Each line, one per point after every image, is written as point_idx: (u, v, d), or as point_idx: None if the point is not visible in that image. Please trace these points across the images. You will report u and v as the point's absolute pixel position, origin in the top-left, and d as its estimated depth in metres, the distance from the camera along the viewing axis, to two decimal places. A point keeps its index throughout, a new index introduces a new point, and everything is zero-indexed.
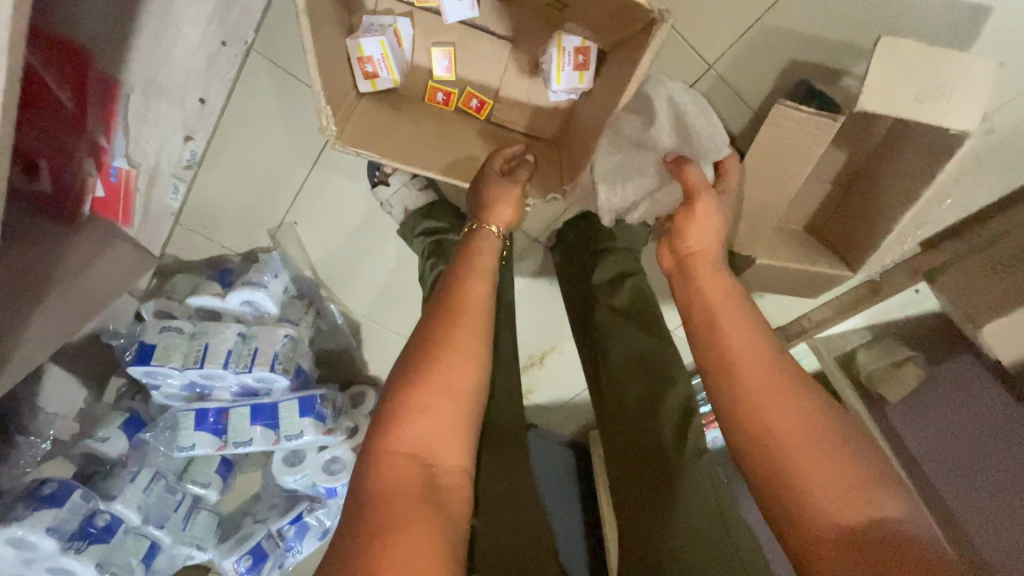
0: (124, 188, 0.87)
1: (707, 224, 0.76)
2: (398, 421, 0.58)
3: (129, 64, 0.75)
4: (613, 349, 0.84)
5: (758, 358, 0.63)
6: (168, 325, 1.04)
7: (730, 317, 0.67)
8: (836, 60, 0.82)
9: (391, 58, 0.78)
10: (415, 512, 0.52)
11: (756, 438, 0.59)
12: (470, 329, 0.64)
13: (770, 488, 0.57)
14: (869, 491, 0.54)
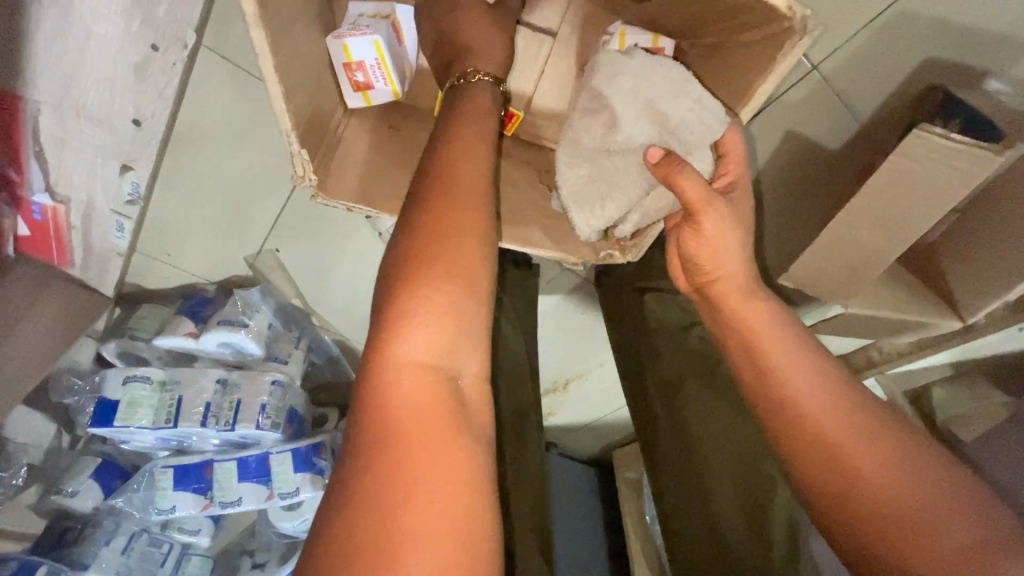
0: (53, 226, 0.68)
1: (729, 232, 0.58)
2: (398, 317, 0.40)
3: (33, 76, 0.54)
4: (693, 424, 0.67)
5: (819, 387, 0.54)
6: (132, 375, 0.87)
7: (780, 339, 0.57)
8: (985, 63, 0.60)
9: (389, 64, 0.57)
10: (434, 439, 0.37)
11: (838, 481, 0.50)
12: (472, 190, 0.44)
13: (852, 542, 0.49)
14: (991, 551, 0.43)
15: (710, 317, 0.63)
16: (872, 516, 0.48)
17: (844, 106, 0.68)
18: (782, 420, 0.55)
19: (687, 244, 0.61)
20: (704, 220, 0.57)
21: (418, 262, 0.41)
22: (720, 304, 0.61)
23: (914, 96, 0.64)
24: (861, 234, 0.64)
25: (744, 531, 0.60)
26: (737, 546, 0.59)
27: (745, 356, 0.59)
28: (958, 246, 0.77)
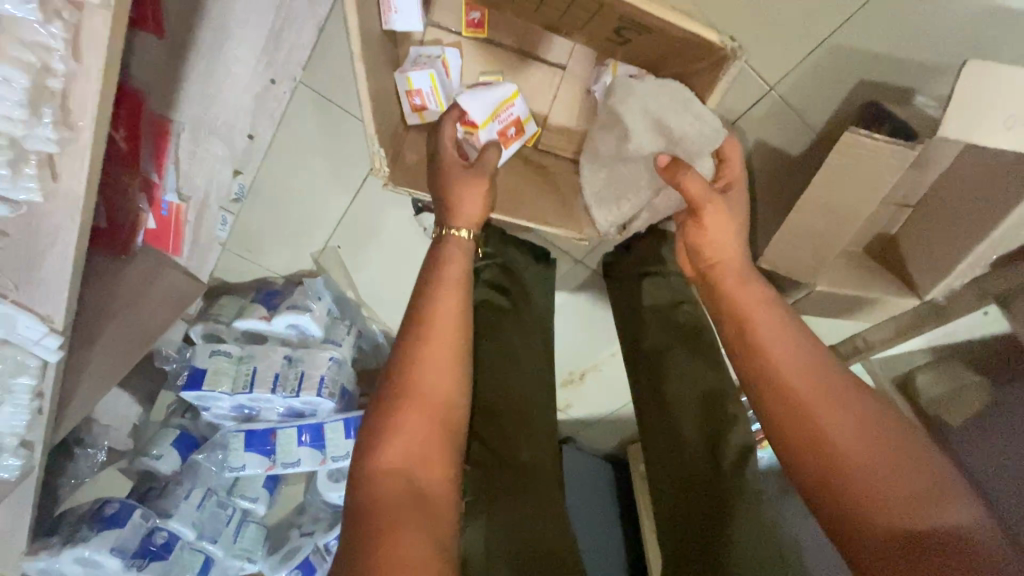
0: (174, 220, 0.89)
1: (726, 225, 0.72)
2: (380, 439, 0.60)
3: (181, 105, 0.76)
4: (669, 381, 0.81)
5: (802, 361, 0.62)
6: (217, 349, 1.06)
7: (768, 318, 0.66)
8: (910, 80, 0.75)
9: (440, 91, 0.76)
10: (405, 512, 0.54)
11: (808, 444, 0.58)
12: (452, 309, 0.70)
13: (817, 493, 0.57)
14: (928, 499, 0.52)
15: (710, 294, 0.73)
16: (836, 471, 0.56)
17: (801, 119, 0.83)
18: (767, 391, 0.62)
19: (692, 236, 0.74)
20: (704, 216, 0.72)
21: (415, 354, 0.66)
22: (716, 286, 0.72)
23: (856, 109, 0.79)
24: (817, 220, 0.79)
25: (699, 454, 0.73)
26: (699, 466, 0.72)
27: (737, 330, 0.68)
28: (914, 235, 0.89)
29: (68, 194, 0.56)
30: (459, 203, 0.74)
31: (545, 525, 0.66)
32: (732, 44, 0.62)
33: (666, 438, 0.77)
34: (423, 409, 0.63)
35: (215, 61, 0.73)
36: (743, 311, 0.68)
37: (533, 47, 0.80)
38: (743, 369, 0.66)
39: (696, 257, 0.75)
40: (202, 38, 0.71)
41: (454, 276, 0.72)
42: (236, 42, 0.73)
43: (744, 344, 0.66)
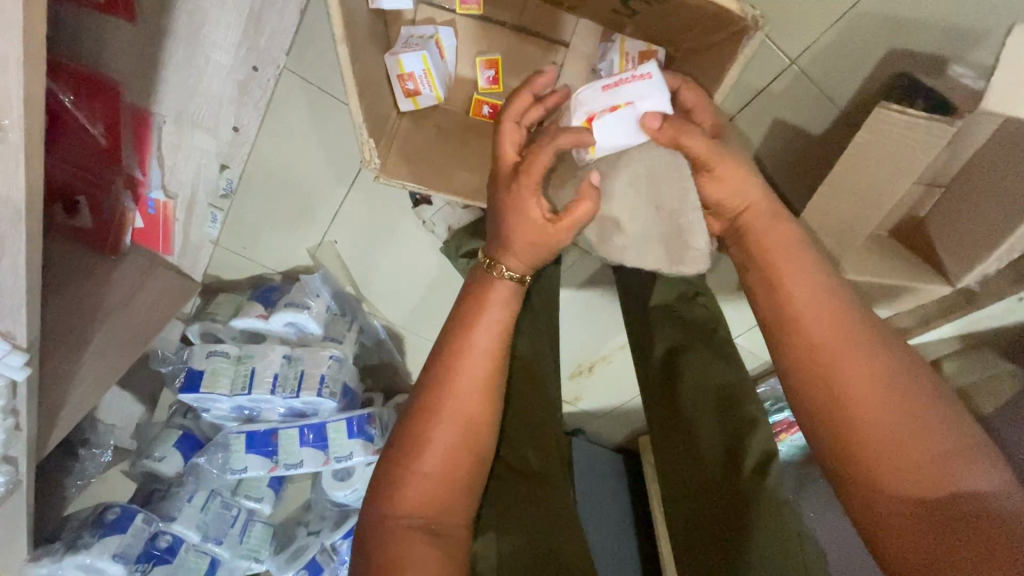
0: (162, 218, 0.85)
1: (740, 171, 0.63)
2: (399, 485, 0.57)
3: (159, 96, 0.71)
4: (684, 376, 0.77)
5: (823, 304, 0.55)
6: (215, 350, 1.03)
7: (794, 264, 0.58)
8: (944, 48, 0.69)
9: (434, 73, 0.71)
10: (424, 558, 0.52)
11: (804, 360, 0.54)
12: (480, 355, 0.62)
13: (827, 449, 0.52)
14: (954, 460, 0.46)
15: (741, 245, 0.63)
16: (850, 426, 0.50)
17: (824, 95, 0.77)
18: (780, 337, 0.56)
19: (704, 189, 0.64)
20: (717, 164, 0.62)
21: (437, 403, 0.60)
22: (745, 236, 0.63)
23: (883, 82, 0.73)
24: (843, 203, 0.73)
25: (719, 454, 0.68)
26: (714, 471, 0.67)
27: (764, 286, 0.59)
28: (944, 218, 0.84)
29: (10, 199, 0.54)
30: (510, 246, 0.63)
31: (549, 533, 0.63)
32: (755, 11, 0.55)
33: (680, 441, 0.73)
34: (444, 462, 0.58)
35: (196, 47, 0.67)
36: (770, 264, 0.59)
37: (533, 24, 0.74)
38: (760, 316, 0.59)
39: (721, 213, 0.65)
40: (177, 22, 0.65)
41: (494, 304, 0.64)
42: (211, 24, 0.65)
43: (769, 299, 0.58)
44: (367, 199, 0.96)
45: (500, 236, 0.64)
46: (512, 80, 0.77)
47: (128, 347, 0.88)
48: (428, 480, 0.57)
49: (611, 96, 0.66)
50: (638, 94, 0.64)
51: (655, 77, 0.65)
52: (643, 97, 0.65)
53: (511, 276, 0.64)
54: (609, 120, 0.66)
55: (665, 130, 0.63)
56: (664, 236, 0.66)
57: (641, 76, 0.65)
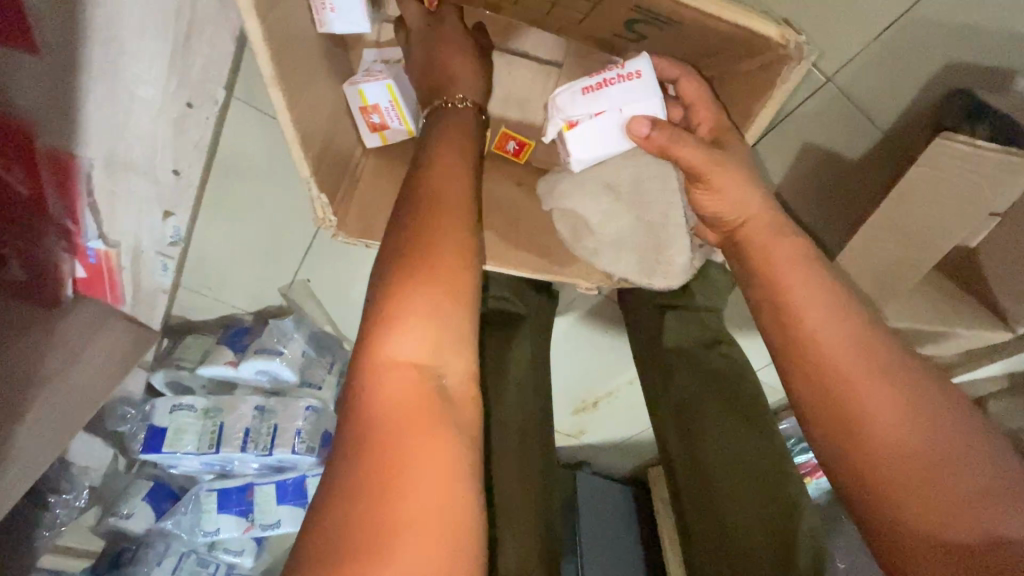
0: (105, 268, 0.75)
1: (743, 179, 0.53)
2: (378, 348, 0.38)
3: (83, 140, 0.60)
4: (713, 444, 0.65)
5: (837, 319, 0.47)
6: (179, 403, 0.93)
7: (804, 271, 0.49)
8: (1009, 62, 0.58)
9: (404, 106, 0.59)
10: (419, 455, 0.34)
11: (805, 356, 0.47)
12: (418, 362, 0.38)
13: (842, 482, 0.45)
14: (996, 503, 0.39)
15: (740, 268, 0.54)
16: (869, 458, 0.43)
17: (863, 117, 0.66)
18: (786, 352, 0.49)
19: (704, 203, 0.55)
20: (712, 175, 0.53)
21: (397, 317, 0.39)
22: (743, 249, 0.53)
23: (932, 102, 0.62)
24: (889, 245, 0.62)
25: (762, 538, 0.59)
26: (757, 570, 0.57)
27: (770, 306, 0.50)
28: (1001, 252, 0.72)
29: None
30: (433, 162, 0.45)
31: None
32: (794, 36, 0.46)
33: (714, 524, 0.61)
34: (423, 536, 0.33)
35: (116, 87, 0.57)
36: (775, 278, 0.50)
37: (519, 41, 0.63)
38: (764, 330, 0.51)
39: (717, 227, 0.56)
40: (92, 57, 0.54)
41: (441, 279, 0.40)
42: (132, 55, 0.56)
43: (775, 329, 0.49)
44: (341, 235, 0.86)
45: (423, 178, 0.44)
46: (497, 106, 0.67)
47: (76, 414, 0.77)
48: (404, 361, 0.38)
49: (592, 100, 0.57)
50: (626, 100, 0.56)
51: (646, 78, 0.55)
52: (633, 101, 0.56)
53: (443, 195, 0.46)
54: (590, 127, 0.58)
55: (656, 136, 0.54)
56: (640, 245, 0.60)
57: (628, 76, 0.55)
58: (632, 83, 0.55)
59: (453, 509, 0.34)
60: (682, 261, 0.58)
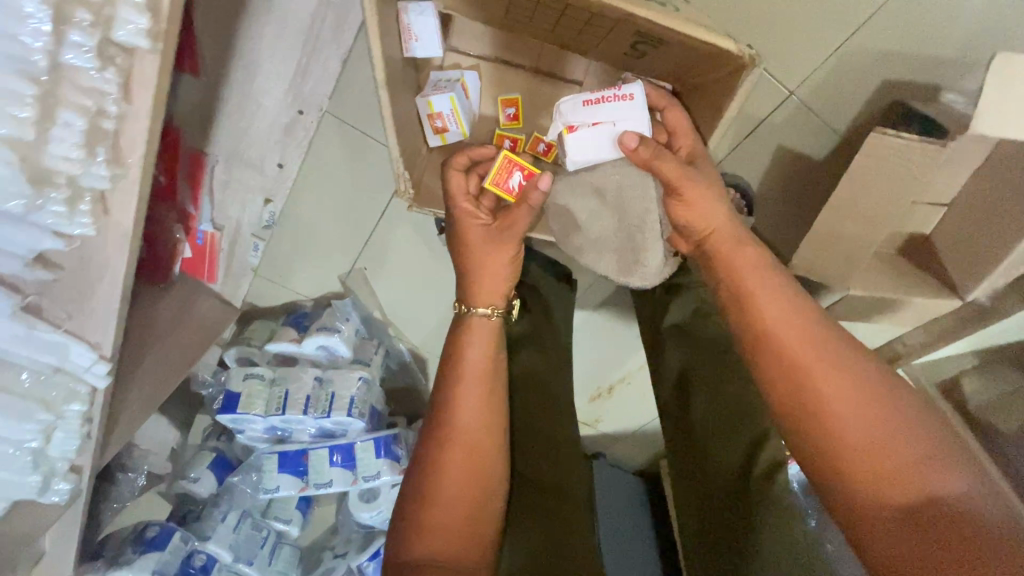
0: (208, 247, 0.93)
1: (712, 197, 0.67)
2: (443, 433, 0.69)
3: (214, 139, 0.79)
4: (698, 396, 0.79)
5: (798, 327, 0.58)
6: (251, 372, 1.08)
7: (769, 288, 0.62)
8: (936, 79, 0.74)
9: (460, 112, 0.77)
10: (463, 497, 0.66)
11: (791, 384, 0.57)
12: (468, 435, 0.69)
13: (812, 463, 0.55)
14: (930, 469, 0.50)
15: (710, 271, 0.68)
16: (834, 443, 0.53)
17: (823, 123, 0.82)
18: (762, 356, 0.59)
19: (678, 215, 0.69)
20: (684, 189, 0.67)
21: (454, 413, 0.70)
22: (712, 257, 0.68)
23: (880, 111, 0.79)
24: (848, 224, 0.78)
25: (733, 465, 0.72)
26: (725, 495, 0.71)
27: (736, 308, 0.63)
28: (951, 236, 0.86)
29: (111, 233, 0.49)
30: (474, 289, 0.76)
31: (563, 537, 0.68)
32: (750, 51, 0.59)
33: (697, 463, 0.75)
34: (460, 498, 0.66)
35: (248, 98, 0.75)
36: (750, 297, 0.62)
37: (550, 65, 0.81)
38: (739, 334, 0.62)
39: (688, 234, 0.71)
40: (234, 76, 0.73)
41: (478, 367, 0.73)
42: (264, 76, 0.74)
43: (739, 323, 0.62)
44: (396, 226, 1.02)
45: (471, 285, 0.76)
46: (529, 117, 0.84)
47: (171, 374, 0.93)
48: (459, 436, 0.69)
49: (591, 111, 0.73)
50: (618, 114, 0.72)
51: (635, 99, 0.72)
52: (622, 116, 0.72)
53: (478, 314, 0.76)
54: (586, 134, 0.74)
55: (642, 151, 0.69)
56: (619, 245, 0.75)
57: (622, 96, 0.72)
58: (624, 102, 0.72)
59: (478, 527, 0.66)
60: (655, 260, 0.73)
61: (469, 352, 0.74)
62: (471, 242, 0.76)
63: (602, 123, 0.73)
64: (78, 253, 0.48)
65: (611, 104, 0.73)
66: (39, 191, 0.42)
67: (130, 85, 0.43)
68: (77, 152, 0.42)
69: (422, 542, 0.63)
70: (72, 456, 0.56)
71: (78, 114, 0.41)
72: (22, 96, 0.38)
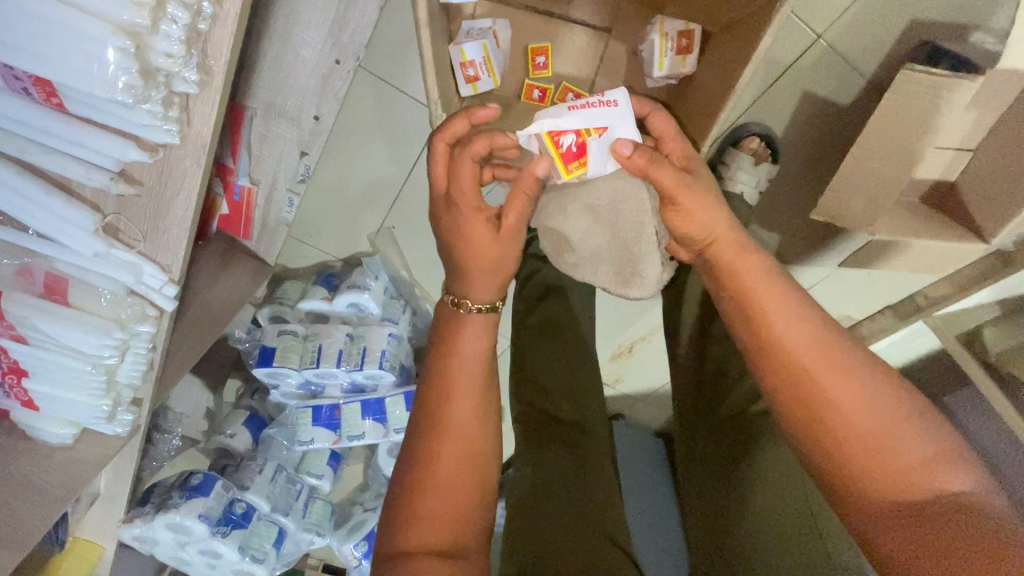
0: (245, 204, 0.94)
1: (708, 203, 0.62)
2: (438, 434, 0.62)
3: (253, 91, 0.81)
4: (710, 350, 0.90)
5: (805, 332, 0.57)
6: (285, 329, 1.11)
7: (774, 294, 0.60)
8: (960, 16, 0.78)
9: (493, 59, 0.78)
10: (455, 502, 0.59)
11: (802, 392, 0.56)
12: (468, 438, 0.62)
13: (823, 468, 0.55)
14: (932, 468, 0.52)
15: (711, 279, 0.65)
16: (844, 447, 0.54)
17: (849, 66, 0.83)
18: (767, 363, 0.58)
19: (673, 223, 0.64)
20: (682, 199, 0.62)
21: (445, 416, 0.62)
22: (713, 261, 0.64)
23: (908, 51, 0.81)
24: (873, 162, 0.80)
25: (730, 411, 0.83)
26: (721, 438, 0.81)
27: (738, 313, 0.61)
28: (976, 179, 0.86)
29: (202, 140, 0.45)
30: (470, 280, 0.65)
31: (583, 477, 0.75)
32: None
33: (699, 409, 0.87)
34: (457, 491, 0.59)
35: (286, 47, 0.76)
36: (754, 304, 0.60)
37: (581, 12, 0.83)
38: (740, 338, 0.61)
39: (688, 243, 0.66)
40: (274, 24, 0.74)
41: (470, 369, 0.65)
42: (303, 25, 0.74)
43: (743, 328, 0.61)
44: (423, 181, 1.04)
45: (462, 271, 0.67)
46: (558, 65, 0.85)
47: (210, 326, 0.98)
48: (454, 436, 0.62)
49: (577, 116, 0.66)
50: (603, 121, 0.67)
51: (621, 106, 0.67)
52: (608, 123, 0.67)
53: (480, 309, 0.66)
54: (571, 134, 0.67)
55: (636, 158, 0.62)
56: (616, 258, 0.71)
57: (608, 103, 0.67)
58: (610, 109, 0.67)
59: (466, 535, 0.58)
60: (652, 274, 0.71)
61: (462, 343, 0.66)
62: (472, 235, 0.63)
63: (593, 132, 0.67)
64: (160, 164, 0.45)
65: (599, 112, 0.67)
66: (145, 84, 0.39)
67: None
68: (178, 48, 0.38)
69: (417, 532, 0.57)
70: (138, 380, 0.60)
71: (181, 8, 0.37)
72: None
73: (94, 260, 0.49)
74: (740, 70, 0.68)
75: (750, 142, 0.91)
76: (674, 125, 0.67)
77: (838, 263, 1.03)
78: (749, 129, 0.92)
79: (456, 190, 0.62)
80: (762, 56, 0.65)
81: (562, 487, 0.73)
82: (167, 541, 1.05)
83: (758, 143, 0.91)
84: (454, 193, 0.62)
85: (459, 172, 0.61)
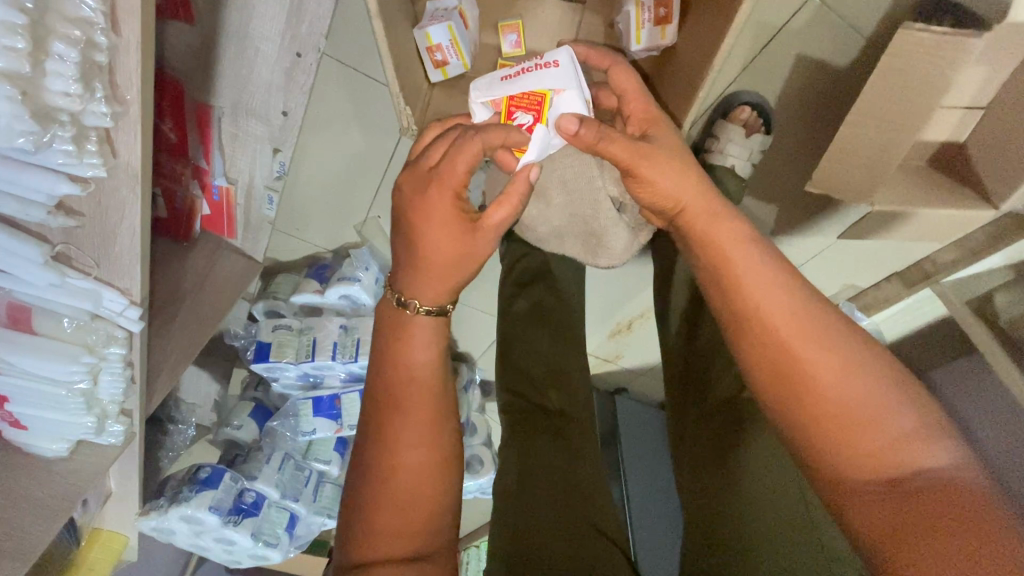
0: (226, 204, 0.94)
1: (673, 173, 0.63)
2: (397, 434, 0.61)
3: (217, 91, 0.78)
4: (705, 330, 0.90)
5: (782, 308, 0.55)
6: (279, 324, 1.12)
7: (750, 265, 0.58)
8: None
9: (460, 42, 0.74)
10: (417, 506, 0.59)
11: (782, 365, 0.54)
12: (439, 445, 0.62)
13: (800, 444, 0.54)
14: (910, 443, 0.50)
15: (688, 247, 0.64)
16: (821, 423, 0.52)
17: (846, 25, 0.77)
18: (744, 337, 0.57)
19: (641, 193, 0.66)
20: (642, 169, 0.63)
21: (399, 417, 0.62)
22: (687, 227, 0.63)
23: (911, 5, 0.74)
24: (871, 130, 0.75)
25: (725, 389, 0.82)
26: (717, 417, 0.80)
27: (717, 286, 0.60)
28: (989, 141, 0.80)
29: (134, 168, 0.48)
30: (424, 279, 0.64)
31: (569, 462, 0.75)
32: None
33: (695, 389, 0.86)
34: (420, 499, 0.59)
35: (245, 44, 0.73)
36: (733, 278, 0.58)
37: None
38: (718, 312, 0.60)
39: (661, 213, 0.67)
40: (228, 20, 0.70)
41: (426, 375, 0.64)
42: (258, 19, 0.70)
43: (722, 299, 0.59)
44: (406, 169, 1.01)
45: (411, 267, 0.64)
46: (533, 42, 0.80)
47: (200, 328, 0.98)
48: (415, 440, 0.61)
49: (517, 85, 0.68)
50: (548, 87, 0.67)
51: (562, 66, 0.67)
52: (553, 86, 0.67)
53: (426, 311, 0.65)
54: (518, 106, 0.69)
55: (584, 135, 0.62)
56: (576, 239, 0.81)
57: (548, 64, 0.67)
58: (551, 71, 0.67)
59: (427, 534, 0.58)
60: (617, 244, 0.81)
61: (416, 331, 0.65)
62: (438, 221, 0.62)
63: (538, 101, 0.68)
64: (94, 195, 0.49)
65: (541, 74, 0.68)
66: (44, 127, 0.41)
67: (124, 10, 0.40)
68: (75, 86, 0.40)
69: (378, 540, 0.56)
70: (120, 398, 0.65)
71: (70, 46, 0.39)
72: (13, 26, 0.36)
73: (50, 289, 0.52)
74: (721, 41, 0.63)
75: (741, 112, 0.90)
76: (640, 85, 0.68)
77: (838, 233, 0.98)
78: (741, 97, 0.89)
79: (447, 177, 0.62)
80: (742, 26, 0.61)
81: (552, 471, 0.73)
82: (183, 531, 1.10)
83: (751, 113, 0.89)
84: (444, 176, 0.62)
85: (461, 153, 0.62)
